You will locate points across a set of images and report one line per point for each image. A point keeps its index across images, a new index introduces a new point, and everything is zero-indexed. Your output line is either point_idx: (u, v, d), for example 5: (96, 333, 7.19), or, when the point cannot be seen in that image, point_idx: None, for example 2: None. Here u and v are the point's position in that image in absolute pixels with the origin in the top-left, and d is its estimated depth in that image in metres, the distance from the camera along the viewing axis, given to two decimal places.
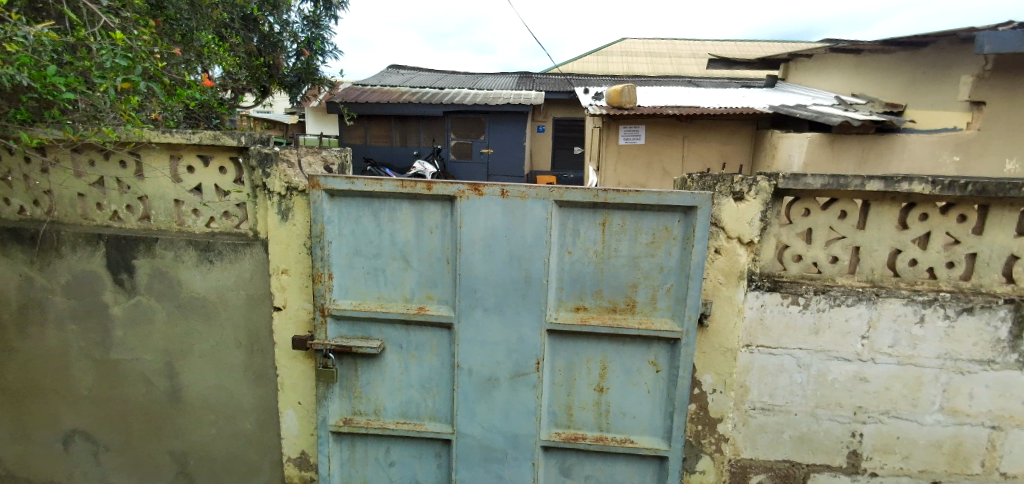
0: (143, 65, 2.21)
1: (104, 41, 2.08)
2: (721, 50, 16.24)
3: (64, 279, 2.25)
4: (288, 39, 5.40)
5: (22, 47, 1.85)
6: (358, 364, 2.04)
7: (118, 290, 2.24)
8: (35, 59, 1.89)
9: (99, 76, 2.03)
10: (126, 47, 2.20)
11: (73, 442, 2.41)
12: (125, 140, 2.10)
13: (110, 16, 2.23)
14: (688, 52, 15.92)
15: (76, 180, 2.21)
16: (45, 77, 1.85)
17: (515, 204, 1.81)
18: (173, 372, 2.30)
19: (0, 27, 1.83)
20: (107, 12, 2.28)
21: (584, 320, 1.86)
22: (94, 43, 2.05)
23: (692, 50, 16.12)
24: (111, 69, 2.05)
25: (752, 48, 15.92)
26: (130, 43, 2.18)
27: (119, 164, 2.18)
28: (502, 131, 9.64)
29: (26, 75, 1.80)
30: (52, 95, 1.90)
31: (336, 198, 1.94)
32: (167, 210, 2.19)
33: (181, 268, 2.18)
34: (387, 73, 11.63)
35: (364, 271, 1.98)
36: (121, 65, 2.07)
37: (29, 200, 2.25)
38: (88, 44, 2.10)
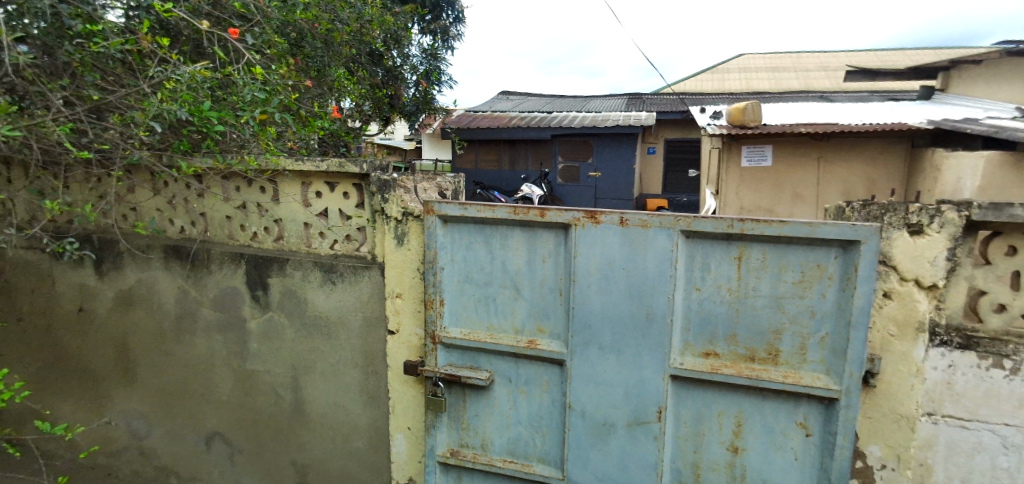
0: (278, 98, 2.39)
1: (246, 76, 2.27)
2: (856, 61, 14.75)
3: (212, 293, 2.45)
4: (407, 72, 5.74)
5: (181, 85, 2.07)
6: (467, 394, 1.98)
7: (254, 305, 2.39)
8: (193, 96, 2.10)
9: (241, 109, 2.22)
10: (264, 81, 2.40)
11: (213, 443, 2.60)
12: (265, 168, 2.26)
13: (253, 54, 2.45)
14: (817, 65, 14.61)
15: (224, 203, 2.41)
16: (201, 112, 2.05)
17: (637, 233, 1.65)
18: (299, 385, 2.39)
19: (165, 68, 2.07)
20: (251, 50, 2.51)
21: (715, 369, 1.64)
22: (239, 78, 2.25)
23: (821, 62, 14.80)
24: (251, 101, 2.21)
25: (894, 57, 14.28)
26: (268, 77, 2.38)
27: (259, 190, 2.35)
28: (611, 154, 9.47)
29: (185, 110, 2.01)
30: (206, 128, 2.11)
31: (448, 225, 1.92)
32: (298, 231, 2.31)
33: (308, 288, 2.28)
34: (498, 99, 11.99)
35: (474, 299, 1.93)
36: (255, 97, 2.22)
37: (188, 221, 2.49)
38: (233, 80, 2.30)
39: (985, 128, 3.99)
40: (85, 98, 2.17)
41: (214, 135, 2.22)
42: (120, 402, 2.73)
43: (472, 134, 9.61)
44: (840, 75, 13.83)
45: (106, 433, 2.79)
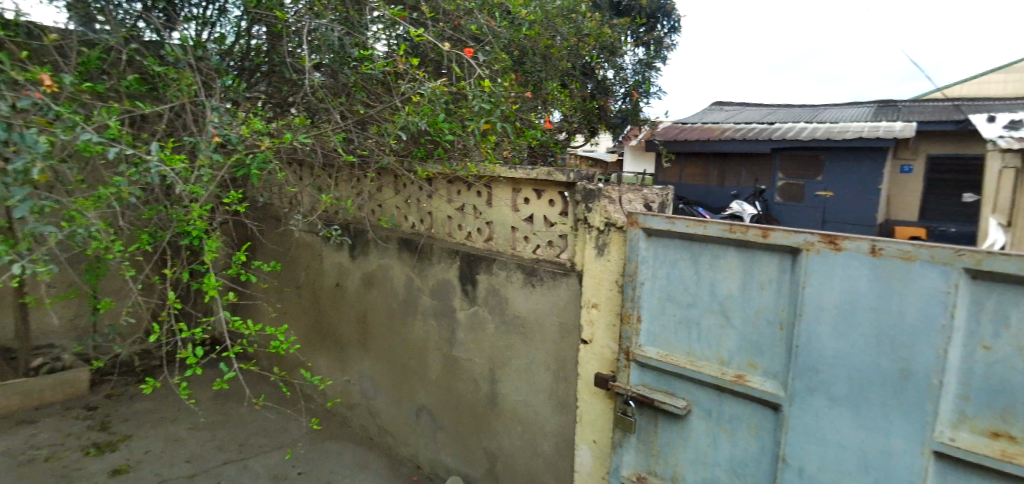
0: (501, 109, 2.56)
1: (477, 90, 2.45)
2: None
3: (431, 283, 2.75)
4: (618, 84, 5.73)
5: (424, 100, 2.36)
6: (660, 419, 1.86)
7: (464, 298, 2.61)
8: (432, 109, 2.38)
9: (470, 120, 2.45)
10: (491, 94, 2.59)
11: (422, 416, 2.91)
12: (482, 174, 2.45)
13: (484, 69, 2.67)
14: None
15: (447, 205, 2.68)
16: (437, 123, 2.34)
17: (894, 266, 1.32)
18: (495, 378, 2.53)
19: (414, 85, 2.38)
20: (482, 66, 2.75)
21: (1007, 457, 1.18)
22: (471, 92, 2.45)
23: None
24: (478, 112, 2.43)
25: None
26: (495, 90, 2.56)
27: (475, 194, 2.55)
28: (848, 173, 8.18)
29: (424, 122, 2.31)
30: (439, 138, 2.39)
31: (653, 238, 1.83)
32: (506, 235, 2.44)
33: (510, 288, 2.40)
34: (712, 110, 11.28)
35: (675, 320, 1.79)
36: (486, 106, 2.43)
37: (418, 218, 2.84)
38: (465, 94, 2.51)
39: None
40: (354, 113, 2.63)
41: (445, 143, 2.50)
42: (357, 366, 3.24)
43: (680, 146, 9.20)
44: None
45: (347, 390, 3.35)
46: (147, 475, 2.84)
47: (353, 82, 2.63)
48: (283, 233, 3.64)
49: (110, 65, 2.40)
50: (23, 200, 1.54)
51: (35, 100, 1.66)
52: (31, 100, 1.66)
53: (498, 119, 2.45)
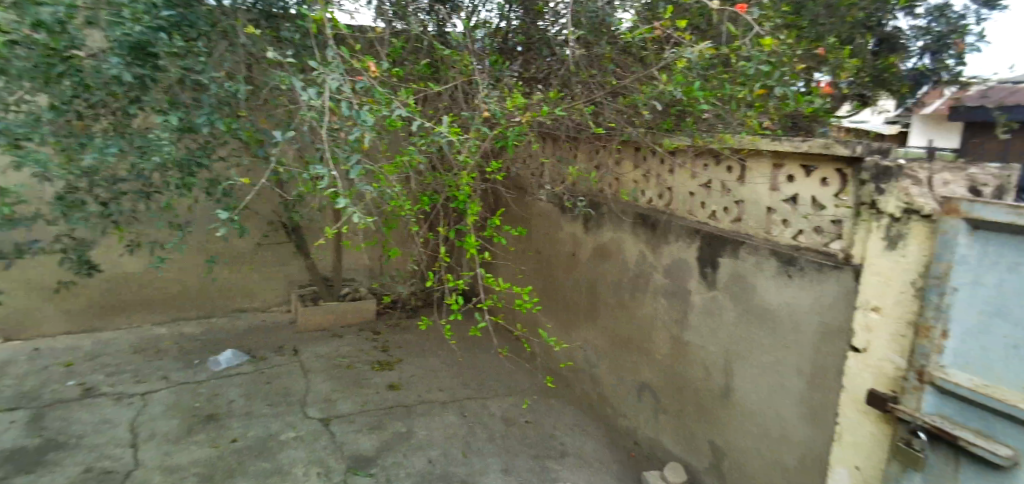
0: (783, 69, 2.25)
1: (756, 49, 2.21)
2: None
3: (665, 262, 2.60)
4: None
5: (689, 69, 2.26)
6: (964, 467, 1.41)
7: (701, 281, 2.40)
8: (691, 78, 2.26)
9: (740, 84, 2.25)
10: (772, 52, 2.29)
11: (643, 394, 2.83)
12: (740, 147, 2.15)
13: (764, 25, 2.36)
14: None
15: (691, 180, 2.48)
16: (692, 91, 2.19)
17: None
18: (729, 372, 2.27)
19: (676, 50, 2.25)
20: (759, 22, 2.44)
21: None
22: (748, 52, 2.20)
23: None
24: (752, 76, 2.21)
25: None
26: (778, 48, 2.26)
27: (726, 169, 2.28)
28: None
29: (678, 90, 2.20)
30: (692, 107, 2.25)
31: (982, 232, 1.38)
32: (758, 216, 2.14)
33: (759, 276, 2.11)
34: None
35: (1008, 344, 1.31)
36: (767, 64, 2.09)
37: (656, 193, 2.69)
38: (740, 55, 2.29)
39: None
40: (607, 84, 2.57)
41: (697, 113, 2.32)
42: (583, 334, 3.29)
43: None
44: None
45: (571, 355, 3.44)
46: (412, 395, 3.44)
47: (608, 54, 2.60)
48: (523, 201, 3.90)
49: (410, 52, 2.78)
50: (356, 165, 1.89)
51: (364, 83, 2.00)
52: (362, 83, 2.01)
53: (776, 83, 2.16)
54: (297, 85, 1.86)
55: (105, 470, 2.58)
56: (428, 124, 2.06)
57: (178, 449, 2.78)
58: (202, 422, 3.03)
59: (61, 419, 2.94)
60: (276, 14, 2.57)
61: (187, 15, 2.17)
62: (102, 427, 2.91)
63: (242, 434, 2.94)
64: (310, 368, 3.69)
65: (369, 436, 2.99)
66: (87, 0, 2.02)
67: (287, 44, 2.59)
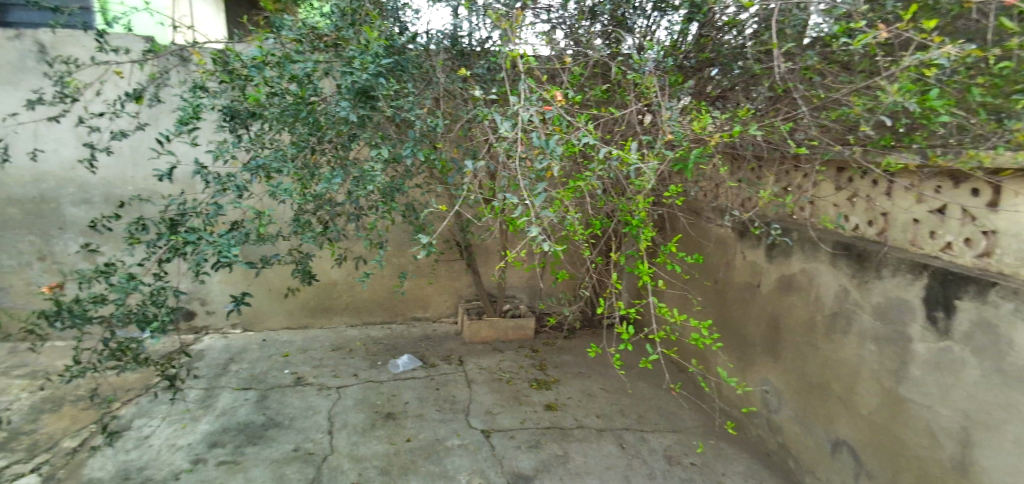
0: None
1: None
2: None
3: (876, 300, 2.22)
4: None
5: (933, 72, 1.89)
6: None
7: (928, 328, 2.00)
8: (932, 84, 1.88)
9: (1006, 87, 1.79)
10: None
11: (839, 451, 2.45)
12: (999, 166, 1.71)
13: None
14: None
15: (917, 205, 2.07)
16: (929, 100, 1.81)
17: None
18: (971, 442, 1.84)
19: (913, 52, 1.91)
20: None
21: None
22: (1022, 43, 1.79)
23: None
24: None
25: None
26: None
27: (970, 192, 1.86)
28: None
29: (912, 100, 1.83)
30: (930, 119, 1.86)
31: None
32: (1021, 252, 1.71)
33: (1020, 327, 1.67)
34: None
35: None
36: None
37: (865, 219, 2.31)
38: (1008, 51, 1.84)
39: None
40: (812, 99, 2.31)
41: (934, 127, 1.93)
42: (760, 374, 2.95)
43: None
44: None
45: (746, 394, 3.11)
46: (569, 418, 3.40)
47: (817, 65, 2.25)
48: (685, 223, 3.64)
49: (587, 79, 2.71)
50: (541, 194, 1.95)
51: (552, 111, 2.03)
52: (550, 112, 2.04)
53: None
54: (496, 117, 2.00)
55: (309, 452, 2.99)
56: (612, 151, 2.07)
57: (364, 441, 3.11)
58: (383, 419, 3.35)
59: (279, 402, 3.49)
60: (466, 53, 2.84)
61: (400, 61, 2.55)
62: (307, 412, 3.38)
63: (415, 435, 3.18)
64: (474, 379, 3.88)
65: (529, 454, 3.03)
66: (328, 58, 2.56)
67: (480, 79, 2.76)
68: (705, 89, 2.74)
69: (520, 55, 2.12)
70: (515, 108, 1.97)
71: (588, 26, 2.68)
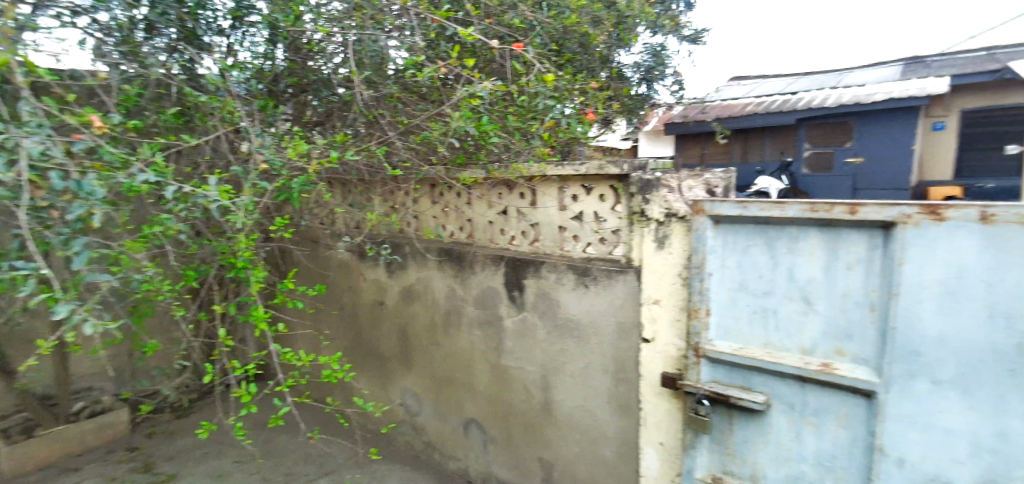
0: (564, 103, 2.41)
1: (540, 85, 2.35)
2: None
3: (475, 292, 2.61)
4: None
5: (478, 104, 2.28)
6: (735, 415, 1.78)
7: (511, 305, 2.47)
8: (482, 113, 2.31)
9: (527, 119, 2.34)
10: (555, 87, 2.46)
11: (471, 429, 2.78)
12: (531, 174, 2.28)
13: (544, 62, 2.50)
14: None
15: (489, 209, 2.54)
16: (482, 126, 2.23)
17: (1010, 234, 1.22)
18: (548, 385, 2.39)
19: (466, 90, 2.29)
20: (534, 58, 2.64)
21: None
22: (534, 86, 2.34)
23: None
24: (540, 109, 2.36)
25: None
26: (558, 84, 2.42)
27: (519, 196, 2.40)
28: (880, 132, 7.24)
29: (470, 125, 2.21)
30: (486, 140, 2.29)
31: (721, 226, 1.72)
32: (553, 236, 2.29)
33: (561, 291, 2.24)
34: (733, 86, 9.93)
35: (750, 311, 1.70)
36: (567, 85, 2.46)
37: (458, 226, 2.71)
38: (526, 89, 2.40)
39: None
40: (398, 125, 2.54)
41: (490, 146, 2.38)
42: (400, 385, 3.11)
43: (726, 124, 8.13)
44: None
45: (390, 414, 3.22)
46: None
47: (396, 93, 2.53)
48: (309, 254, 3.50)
49: (149, 99, 2.31)
50: (81, 249, 1.60)
51: (83, 143, 1.66)
52: (80, 141, 1.67)
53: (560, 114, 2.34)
54: None
55: None
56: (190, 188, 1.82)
57: None
58: None
59: None
60: None
61: None
62: None
63: None
64: None
65: None
66: None
67: None
68: (300, 115, 2.78)
69: (21, 62, 1.60)
70: (11, 135, 1.50)
71: (145, 40, 2.23)
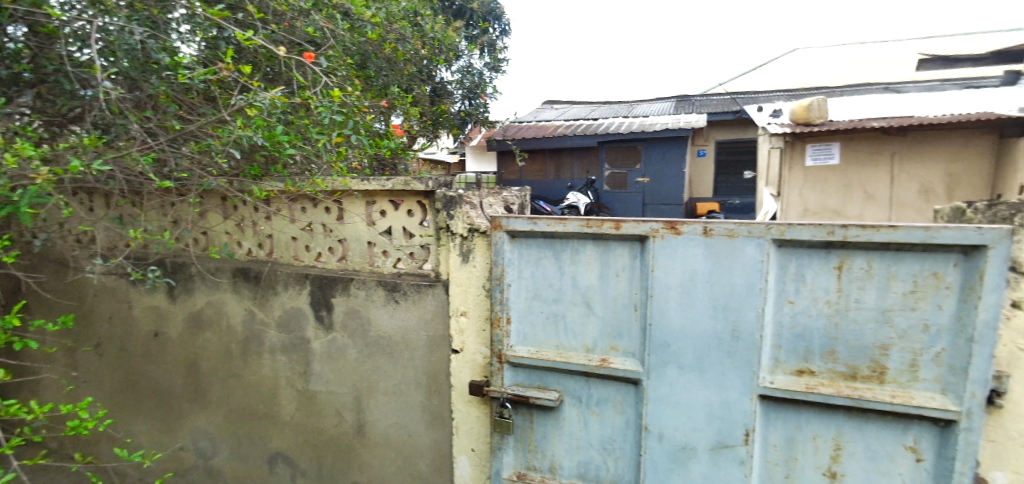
0: (355, 118, 2.33)
1: (325, 99, 2.20)
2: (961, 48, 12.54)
3: (277, 314, 2.41)
4: (459, 87, 5.50)
5: (259, 112, 2.03)
6: (534, 414, 1.92)
7: (318, 326, 2.32)
8: (268, 121, 2.09)
9: (317, 132, 2.20)
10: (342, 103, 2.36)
11: (276, 464, 2.53)
12: (333, 189, 2.21)
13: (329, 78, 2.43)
14: (924, 43, 12.39)
15: (291, 225, 2.39)
16: (274, 136, 2.06)
17: (722, 244, 1.54)
18: (361, 406, 2.30)
19: (245, 94, 2.06)
20: (326, 72, 2.53)
21: (810, 388, 1.50)
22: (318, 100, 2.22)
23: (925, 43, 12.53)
24: (328, 124, 2.17)
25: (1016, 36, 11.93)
26: (346, 99, 2.31)
27: (324, 210, 2.30)
28: (661, 157, 8.55)
29: (260, 136, 2.02)
30: (279, 152, 2.12)
31: (516, 240, 1.85)
32: (362, 252, 2.24)
33: (371, 307, 2.19)
34: (544, 109, 10.78)
35: (542, 317, 1.86)
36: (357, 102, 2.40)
37: (255, 243, 2.48)
38: (310, 103, 2.21)
39: None
40: (169, 130, 2.20)
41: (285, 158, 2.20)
42: (188, 425, 2.72)
43: (533, 143, 8.89)
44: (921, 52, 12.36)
45: (174, 460, 2.78)
46: None
47: (164, 94, 2.21)
48: (60, 279, 2.91)
49: None
50: None
51: None
52: None
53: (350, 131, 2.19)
54: None
55: None
56: None
57: None
58: None
59: None
60: None
61: None
62: None
63: None
64: None
65: None
66: None
67: None
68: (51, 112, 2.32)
69: None
70: None
71: None
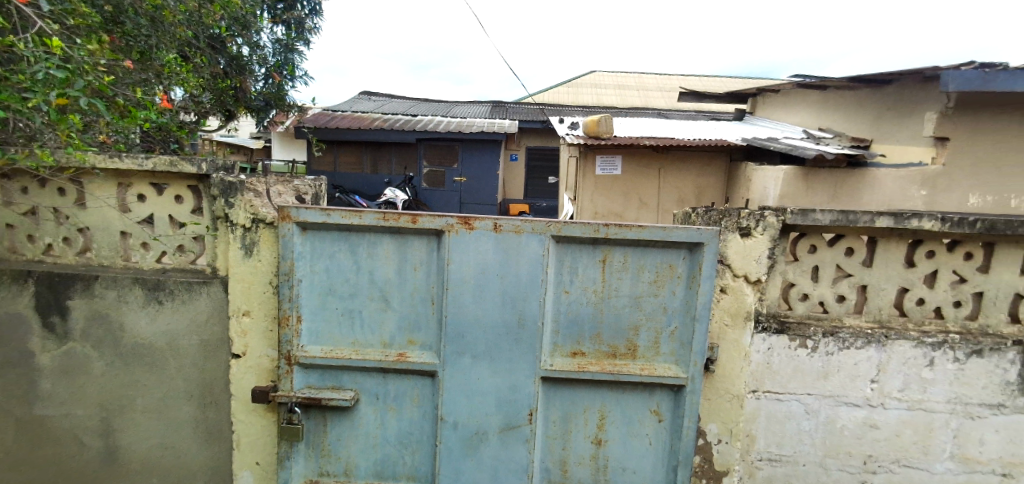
0: (86, 78, 1.92)
1: (38, 49, 1.80)
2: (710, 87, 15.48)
3: None
4: (256, 63, 4.97)
5: None
6: (328, 416, 1.83)
7: (47, 335, 1.89)
8: None
9: (28, 89, 1.73)
10: (66, 57, 1.94)
11: None
12: (64, 165, 1.81)
13: (48, 23, 1.97)
14: (680, 79, 15.06)
15: (5, 209, 1.90)
16: None
17: (510, 239, 1.66)
18: (110, 429, 1.94)
19: None
20: (47, 17, 2.06)
21: (581, 367, 1.71)
22: (26, 50, 1.75)
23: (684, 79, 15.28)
24: (44, 81, 1.75)
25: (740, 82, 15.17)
26: (71, 53, 1.92)
27: (56, 192, 1.87)
28: (476, 159, 8.86)
29: None
30: None
31: (308, 232, 1.74)
32: (112, 244, 1.89)
33: (125, 310, 1.86)
34: (358, 100, 10.37)
35: (338, 313, 1.78)
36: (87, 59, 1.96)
37: None
38: (18, 52, 1.81)
39: (784, 146, 4.84)
40: None
41: None
42: None
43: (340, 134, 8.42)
44: (685, 85, 14.87)
45: None
46: None
47: None
48: None
49: None
50: None
51: None
52: None
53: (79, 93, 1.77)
54: None
55: None
56: None
57: None
58: None
59: None
60: None
61: None
62: None
63: None
64: None
65: None
66: None
67: None
68: None
69: None
70: None
71: None
